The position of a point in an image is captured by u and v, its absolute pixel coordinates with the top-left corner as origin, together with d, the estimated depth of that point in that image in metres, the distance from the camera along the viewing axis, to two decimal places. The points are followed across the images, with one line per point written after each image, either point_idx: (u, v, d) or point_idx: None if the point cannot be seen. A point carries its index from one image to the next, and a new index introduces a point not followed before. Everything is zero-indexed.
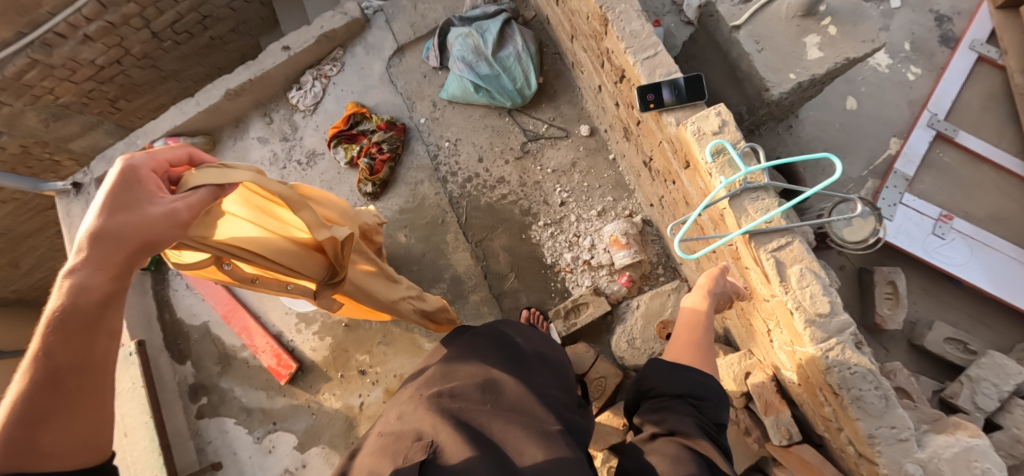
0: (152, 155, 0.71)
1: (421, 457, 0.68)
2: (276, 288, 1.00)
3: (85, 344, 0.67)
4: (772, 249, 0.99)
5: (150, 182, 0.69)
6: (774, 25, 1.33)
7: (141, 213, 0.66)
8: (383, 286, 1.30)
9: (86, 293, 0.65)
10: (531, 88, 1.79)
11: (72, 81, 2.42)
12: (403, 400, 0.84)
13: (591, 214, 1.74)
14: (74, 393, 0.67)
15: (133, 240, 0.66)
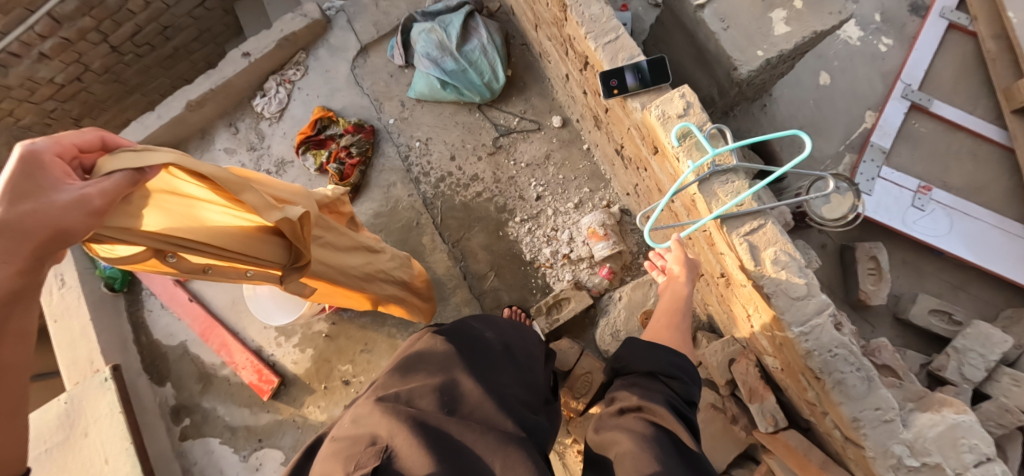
0: (57, 139, 0.63)
1: (374, 463, 0.66)
2: (233, 275, 0.93)
3: None
4: (745, 234, 0.96)
5: (55, 168, 0.61)
6: (739, 2, 1.30)
7: (47, 202, 0.59)
8: (362, 261, 1.22)
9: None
10: (499, 81, 1.75)
11: (32, 102, 2.39)
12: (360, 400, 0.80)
13: (568, 206, 1.70)
14: None
15: (41, 232, 0.59)
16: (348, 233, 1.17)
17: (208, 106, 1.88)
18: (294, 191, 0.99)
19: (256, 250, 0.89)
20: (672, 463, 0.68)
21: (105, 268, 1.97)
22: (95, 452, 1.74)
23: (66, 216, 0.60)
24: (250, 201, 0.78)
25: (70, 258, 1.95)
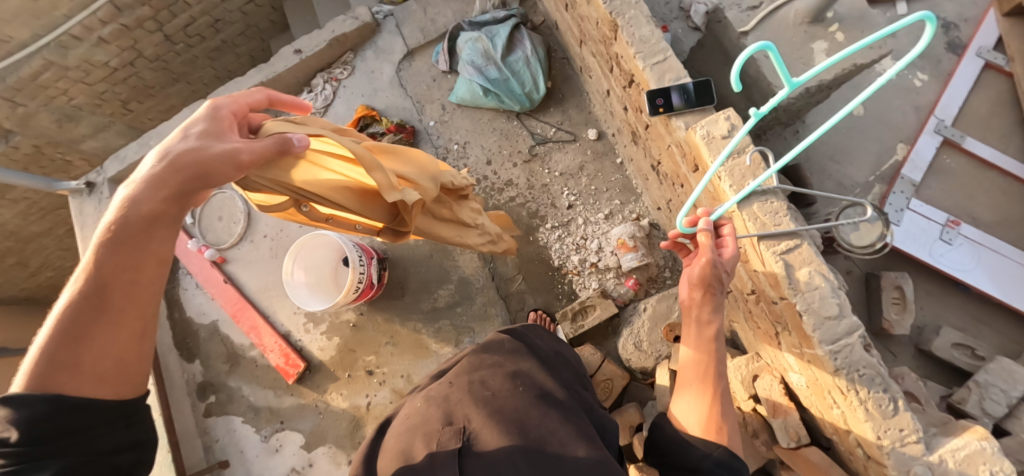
0: (236, 100, 0.84)
1: (456, 444, 0.74)
2: (346, 226, 1.08)
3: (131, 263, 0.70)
4: (781, 252, 1.00)
5: (228, 122, 0.80)
6: (782, 31, 1.35)
7: (207, 143, 0.74)
8: (455, 235, 1.32)
9: (144, 207, 0.70)
10: (539, 92, 1.81)
11: (86, 83, 2.48)
12: (431, 390, 0.87)
13: (599, 216, 1.75)
14: (116, 312, 0.69)
15: (194, 163, 0.72)
16: (451, 208, 1.29)
17: None
18: (425, 169, 1.11)
19: (370, 213, 0.99)
20: None
21: None
22: None
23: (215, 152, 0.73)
24: (377, 179, 0.88)
25: None
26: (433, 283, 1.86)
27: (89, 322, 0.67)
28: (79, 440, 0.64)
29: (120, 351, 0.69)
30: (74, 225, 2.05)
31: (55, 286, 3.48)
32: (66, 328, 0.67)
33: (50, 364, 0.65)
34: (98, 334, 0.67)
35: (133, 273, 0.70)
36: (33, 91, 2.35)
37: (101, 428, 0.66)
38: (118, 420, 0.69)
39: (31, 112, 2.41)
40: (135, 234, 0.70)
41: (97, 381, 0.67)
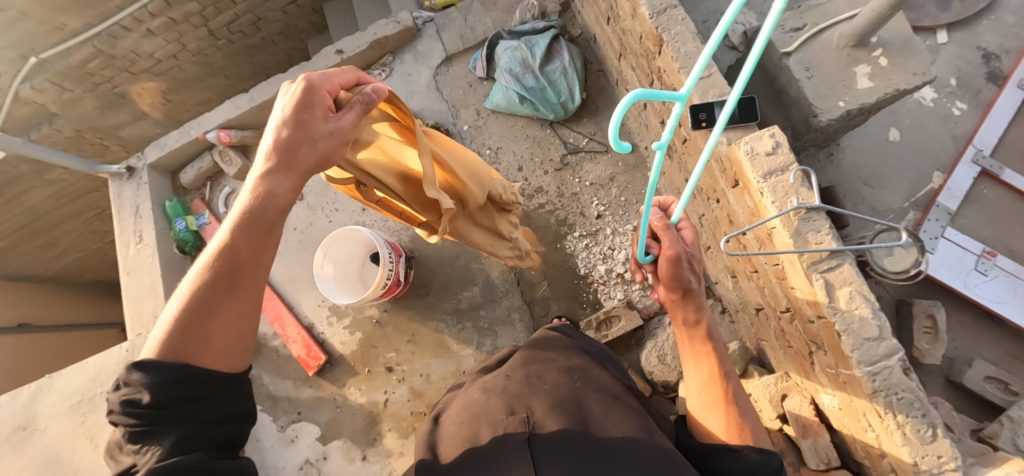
0: (329, 77, 0.83)
1: (522, 432, 0.87)
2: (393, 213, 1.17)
3: (259, 246, 0.83)
4: (822, 271, 1.02)
5: (321, 102, 0.81)
6: (824, 54, 1.37)
7: (321, 129, 0.81)
8: (488, 242, 1.37)
9: (272, 198, 0.81)
10: (574, 102, 1.84)
11: (131, 72, 2.57)
12: (488, 385, 1.03)
13: (627, 228, 1.76)
14: (240, 287, 0.83)
15: (307, 155, 0.80)
16: (493, 217, 1.35)
17: None
18: (477, 174, 1.18)
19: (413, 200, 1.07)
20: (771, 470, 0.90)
21: (180, 231, 2.08)
22: None
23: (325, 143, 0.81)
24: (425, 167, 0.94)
25: (150, 218, 2.08)
26: (458, 284, 1.88)
27: (216, 301, 0.81)
28: (193, 407, 0.79)
29: (242, 328, 0.84)
30: (112, 208, 2.11)
31: (79, 268, 3.54)
32: (197, 306, 0.80)
33: (183, 336, 0.80)
34: (223, 312, 0.82)
35: (255, 259, 0.83)
36: (80, 77, 2.45)
37: (203, 402, 0.80)
38: (219, 394, 0.82)
39: (77, 97, 2.51)
40: (260, 223, 0.82)
41: (227, 347, 0.83)
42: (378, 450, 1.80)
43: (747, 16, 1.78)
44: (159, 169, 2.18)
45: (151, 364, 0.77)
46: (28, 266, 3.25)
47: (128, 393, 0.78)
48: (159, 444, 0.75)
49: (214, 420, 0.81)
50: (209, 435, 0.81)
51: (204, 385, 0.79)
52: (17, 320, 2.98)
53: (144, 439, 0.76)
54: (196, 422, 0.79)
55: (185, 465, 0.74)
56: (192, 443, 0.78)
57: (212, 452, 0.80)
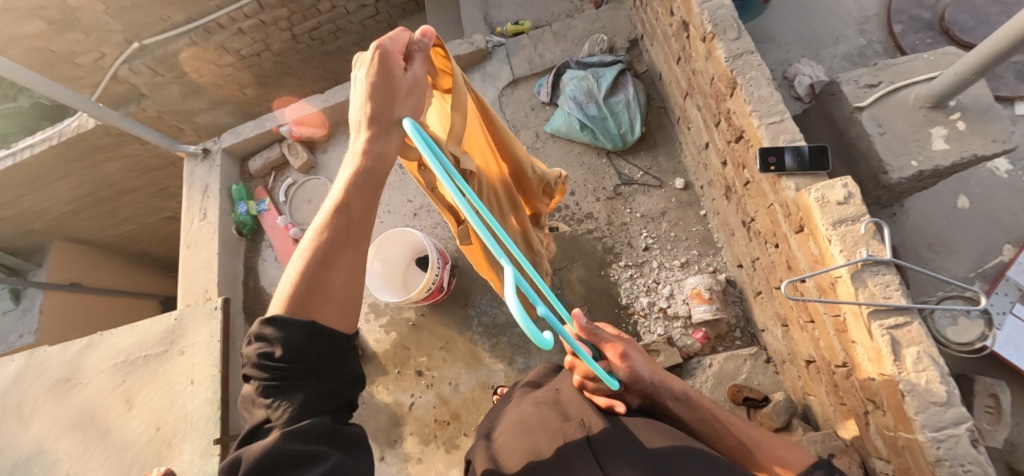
0: (394, 37, 0.87)
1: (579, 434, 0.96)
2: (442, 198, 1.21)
3: (373, 204, 0.84)
4: (888, 327, 1.03)
5: (396, 61, 0.85)
6: (899, 112, 1.37)
7: (407, 84, 0.86)
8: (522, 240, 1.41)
9: (383, 157, 0.83)
10: (634, 134, 1.87)
11: (216, 65, 2.76)
12: (539, 398, 1.13)
13: (674, 263, 1.75)
14: (357, 244, 0.83)
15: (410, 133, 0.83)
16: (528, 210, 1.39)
17: None
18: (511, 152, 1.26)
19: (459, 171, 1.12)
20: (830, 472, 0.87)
21: (240, 213, 2.20)
22: (183, 373, 1.90)
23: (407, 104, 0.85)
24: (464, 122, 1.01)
25: (216, 199, 2.20)
26: (498, 298, 1.89)
27: (336, 254, 0.81)
28: (322, 364, 0.77)
29: (359, 281, 0.83)
30: (183, 184, 2.25)
31: (132, 239, 3.74)
32: (319, 261, 0.80)
33: (307, 293, 0.78)
34: (342, 265, 0.81)
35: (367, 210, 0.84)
36: (172, 65, 2.65)
37: (331, 360, 0.78)
38: (344, 351, 0.80)
39: (165, 82, 2.72)
40: (370, 175, 0.83)
41: (351, 305, 0.82)
42: (397, 452, 1.80)
43: (815, 69, 1.79)
44: (231, 155, 2.31)
45: (282, 322, 0.75)
46: (89, 230, 3.46)
47: (260, 345, 0.77)
48: (292, 406, 0.74)
49: (340, 381, 0.80)
50: (334, 396, 0.79)
51: (332, 341, 0.78)
52: (70, 280, 3.25)
53: (278, 397, 0.75)
54: (326, 381, 0.78)
55: (316, 431, 0.73)
56: (314, 405, 0.76)
57: (338, 416, 0.79)
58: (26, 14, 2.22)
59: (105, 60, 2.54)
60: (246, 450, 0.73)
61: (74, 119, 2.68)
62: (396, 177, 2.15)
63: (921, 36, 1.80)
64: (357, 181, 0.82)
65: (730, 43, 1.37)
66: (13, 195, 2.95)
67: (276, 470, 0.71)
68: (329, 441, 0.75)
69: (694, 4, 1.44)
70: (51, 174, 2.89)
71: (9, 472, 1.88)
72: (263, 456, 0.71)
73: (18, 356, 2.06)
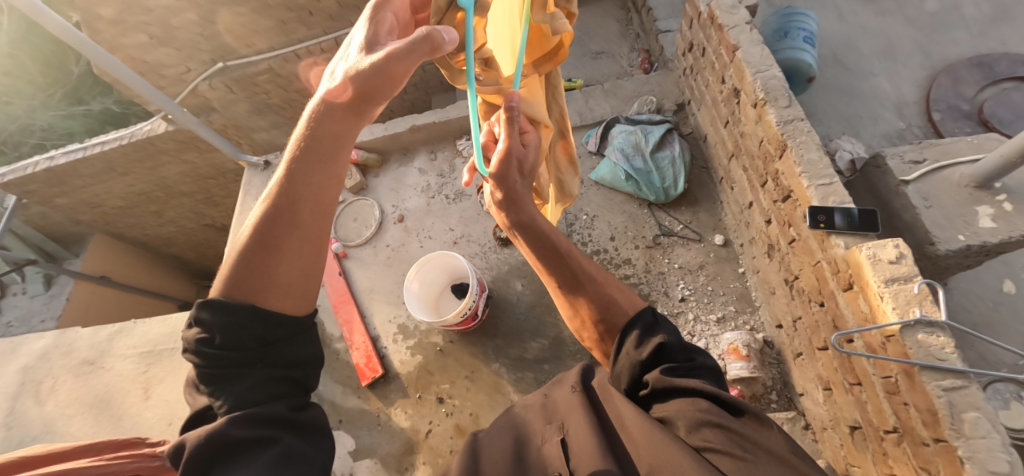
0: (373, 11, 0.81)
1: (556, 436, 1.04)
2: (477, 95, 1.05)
3: (318, 184, 0.88)
4: (945, 389, 1.01)
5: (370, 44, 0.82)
6: (944, 188, 1.42)
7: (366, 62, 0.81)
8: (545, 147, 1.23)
9: (327, 133, 0.86)
10: (677, 189, 1.94)
11: (285, 89, 2.97)
12: (527, 403, 1.22)
13: (710, 318, 1.75)
14: (301, 220, 0.87)
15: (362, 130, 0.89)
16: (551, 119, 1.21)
17: (425, 132, 2.30)
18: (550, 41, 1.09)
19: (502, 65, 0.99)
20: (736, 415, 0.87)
21: None
22: None
23: (375, 83, 0.82)
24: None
25: None
26: (527, 334, 1.88)
27: (280, 227, 0.87)
28: (270, 350, 0.85)
29: (308, 260, 0.89)
30: (240, 191, 2.38)
31: (167, 241, 3.86)
32: (263, 232, 0.86)
33: (247, 274, 0.85)
34: (289, 243, 0.87)
35: (314, 190, 0.88)
36: (247, 85, 2.87)
37: (277, 346, 0.86)
38: (292, 337, 0.88)
39: (236, 100, 2.93)
40: (321, 153, 0.87)
41: (291, 279, 0.88)
42: None
43: (855, 146, 1.87)
44: None
45: (222, 305, 0.82)
46: (130, 228, 3.60)
47: (198, 332, 0.84)
48: (238, 394, 0.81)
49: (289, 365, 0.88)
50: (284, 379, 0.86)
51: (273, 328, 0.85)
52: (101, 273, 3.37)
53: (224, 386, 0.81)
54: (273, 367, 0.85)
55: (264, 416, 0.80)
56: (256, 392, 0.82)
57: (289, 399, 0.86)
58: (131, 28, 2.46)
59: (189, 74, 2.78)
60: (191, 434, 0.79)
61: (146, 124, 2.88)
62: (440, 206, 2.22)
63: (960, 125, 1.88)
64: (303, 165, 0.87)
65: (781, 110, 1.45)
66: (73, 186, 3.10)
67: (223, 455, 0.77)
68: (272, 422, 0.81)
69: (747, 73, 1.54)
70: (112, 171, 3.05)
71: (14, 447, 1.86)
72: (206, 442, 0.77)
73: (49, 333, 2.09)
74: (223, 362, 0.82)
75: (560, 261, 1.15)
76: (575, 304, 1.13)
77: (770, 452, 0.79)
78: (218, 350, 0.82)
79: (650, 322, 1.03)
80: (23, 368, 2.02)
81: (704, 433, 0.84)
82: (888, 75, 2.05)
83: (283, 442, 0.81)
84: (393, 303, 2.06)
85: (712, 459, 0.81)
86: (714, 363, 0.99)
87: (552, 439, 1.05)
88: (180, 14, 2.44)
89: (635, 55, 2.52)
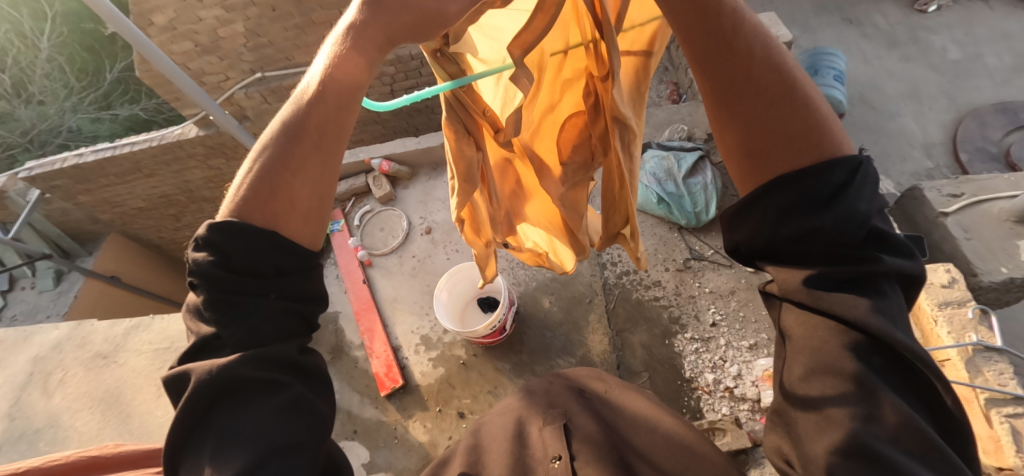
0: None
1: (562, 422, 0.95)
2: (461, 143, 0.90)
3: (345, 105, 0.72)
4: (1006, 414, 0.99)
5: None
6: (984, 221, 1.44)
7: None
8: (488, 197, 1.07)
9: (364, 42, 0.68)
10: (708, 214, 1.96)
11: None
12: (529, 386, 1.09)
13: (742, 344, 1.72)
14: (316, 140, 0.73)
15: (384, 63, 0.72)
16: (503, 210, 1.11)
17: None
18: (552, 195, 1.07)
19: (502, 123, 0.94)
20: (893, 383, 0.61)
21: None
22: None
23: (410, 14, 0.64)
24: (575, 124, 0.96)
25: None
26: (554, 351, 1.85)
27: (295, 144, 0.72)
28: (284, 279, 0.73)
29: (324, 188, 0.76)
30: None
31: (180, 245, 3.86)
32: (280, 150, 0.72)
33: (262, 194, 0.72)
34: (305, 162, 0.73)
35: (335, 110, 0.72)
36: (282, 96, 2.93)
37: (291, 277, 0.74)
38: (303, 270, 0.76)
39: (269, 110, 3.00)
40: (352, 74, 0.70)
41: (299, 208, 0.74)
42: None
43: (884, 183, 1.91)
44: None
45: (239, 229, 0.69)
46: (146, 229, 3.63)
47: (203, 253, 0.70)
48: (247, 328, 0.70)
49: (300, 299, 0.77)
50: (293, 314, 0.76)
51: (292, 257, 0.73)
52: (113, 272, 3.35)
53: (233, 316, 0.69)
54: (285, 300, 0.74)
55: (276, 358, 0.71)
56: (263, 328, 0.71)
57: (300, 339, 0.78)
58: (179, 35, 2.55)
59: (227, 83, 2.86)
60: (198, 366, 0.70)
61: (177, 127, 2.93)
62: None
63: (987, 166, 1.92)
64: (329, 89, 0.71)
65: None
66: (98, 184, 3.13)
67: (232, 392, 0.70)
68: (283, 365, 0.73)
69: None
70: (139, 172, 3.08)
71: (15, 440, 1.79)
72: (212, 377, 0.68)
73: (64, 325, 2.05)
74: (234, 291, 0.70)
75: (732, 76, 0.67)
76: (739, 123, 0.70)
77: (905, 432, 0.57)
78: (232, 275, 0.69)
79: (838, 187, 0.64)
80: (33, 358, 1.98)
81: (821, 381, 0.62)
82: (914, 116, 2.10)
83: (295, 388, 0.73)
84: (416, 313, 2.04)
85: (819, 422, 0.61)
86: (910, 263, 0.64)
87: (553, 424, 0.94)
88: (228, 25, 2.53)
89: (663, 87, 2.59)
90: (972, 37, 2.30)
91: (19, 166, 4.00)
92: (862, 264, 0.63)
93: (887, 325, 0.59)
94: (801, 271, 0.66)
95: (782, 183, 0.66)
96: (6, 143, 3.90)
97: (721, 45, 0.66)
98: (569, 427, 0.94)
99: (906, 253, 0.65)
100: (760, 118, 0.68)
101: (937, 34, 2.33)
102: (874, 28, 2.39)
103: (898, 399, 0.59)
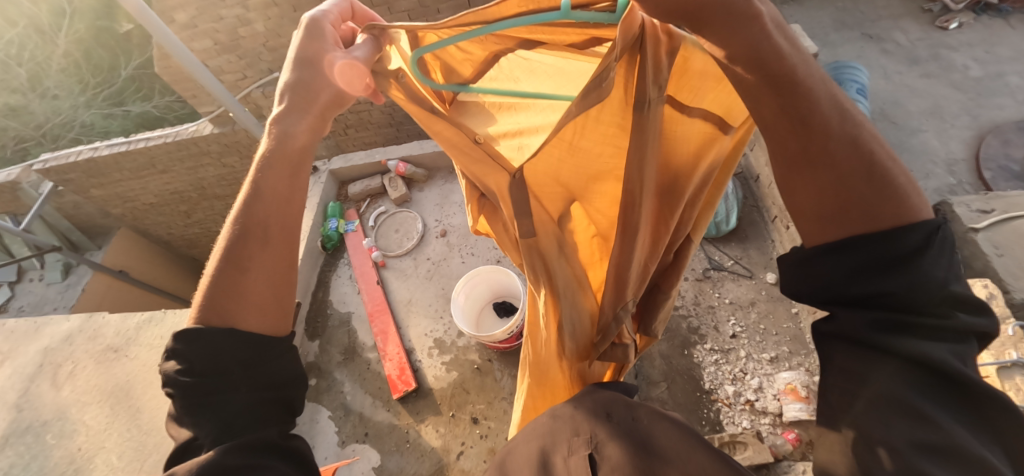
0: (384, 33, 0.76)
1: (586, 451, 0.79)
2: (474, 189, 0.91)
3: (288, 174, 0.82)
4: None
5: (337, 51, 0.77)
6: (1015, 237, 1.42)
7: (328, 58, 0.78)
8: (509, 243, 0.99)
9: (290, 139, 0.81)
10: (728, 224, 1.95)
11: None
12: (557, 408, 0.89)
13: (763, 357, 1.69)
14: (267, 239, 0.80)
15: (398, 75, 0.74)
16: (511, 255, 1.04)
17: None
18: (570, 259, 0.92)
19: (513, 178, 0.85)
20: (958, 424, 0.54)
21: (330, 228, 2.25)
22: None
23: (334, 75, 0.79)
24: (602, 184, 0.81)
25: (312, 211, 2.32)
26: None
27: (242, 246, 0.78)
28: (248, 373, 0.73)
29: (278, 280, 0.80)
30: None
31: (190, 243, 3.88)
32: (231, 256, 0.77)
33: (222, 294, 0.75)
34: (259, 257, 0.78)
35: (279, 194, 0.81)
36: None
37: (257, 368, 0.74)
38: (270, 357, 0.76)
39: None
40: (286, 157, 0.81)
41: (264, 308, 0.78)
42: None
43: None
44: (335, 177, 2.49)
45: (200, 336, 0.71)
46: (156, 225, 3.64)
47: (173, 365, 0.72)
48: (222, 421, 0.69)
49: (275, 385, 0.76)
50: (271, 399, 0.75)
51: (255, 349, 0.74)
52: (121, 268, 3.36)
53: (206, 413, 0.70)
54: (256, 389, 0.73)
55: (256, 442, 0.69)
56: (238, 423, 0.70)
57: (280, 424, 0.75)
58: (200, 33, 2.57)
59: (245, 81, 2.87)
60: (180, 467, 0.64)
61: (192, 124, 2.92)
62: None
63: (1012, 184, 1.90)
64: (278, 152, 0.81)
65: None
66: (111, 179, 3.13)
67: None
68: (263, 449, 0.70)
69: None
70: (152, 167, 3.07)
71: (22, 431, 1.77)
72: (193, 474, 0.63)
73: (75, 317, 2.05)
74: (206, 390, 0.70)
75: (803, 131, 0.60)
76: (795, 185, 0.64)
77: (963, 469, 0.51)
78: (195, 379, 0.70)
79: (912, 252, 0.57)
80: (44, 349, 1.96)
81: (889, 428, 0.54)
82: (936, 132, 2.10)
83: (275, 467, 0.69)
84: (431, 316, 2.01)
85: (872, 455, 0.54)
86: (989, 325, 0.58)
87: (579, 452, 0.79)
88: (249, 25, 2.54)
89: None
90: (994, 56, 2.30)
91: (32, 159, 4.03)
92: (941, 320, 0.57)
93: (947, 358, 0.55)
94: (859, 314, 0.60)
95: (839, 248, 0.61)
96: (21, 136, 3.94)
97: (790, 121, 0.60)
98: (596, 457, 0.78)
99: (980, 308, 0.59)
100: (831, 185, 0.61)
101: (959, 52, 2.33)
102: (895, 45, 2.39)
103: (959, 434, 0.52)
